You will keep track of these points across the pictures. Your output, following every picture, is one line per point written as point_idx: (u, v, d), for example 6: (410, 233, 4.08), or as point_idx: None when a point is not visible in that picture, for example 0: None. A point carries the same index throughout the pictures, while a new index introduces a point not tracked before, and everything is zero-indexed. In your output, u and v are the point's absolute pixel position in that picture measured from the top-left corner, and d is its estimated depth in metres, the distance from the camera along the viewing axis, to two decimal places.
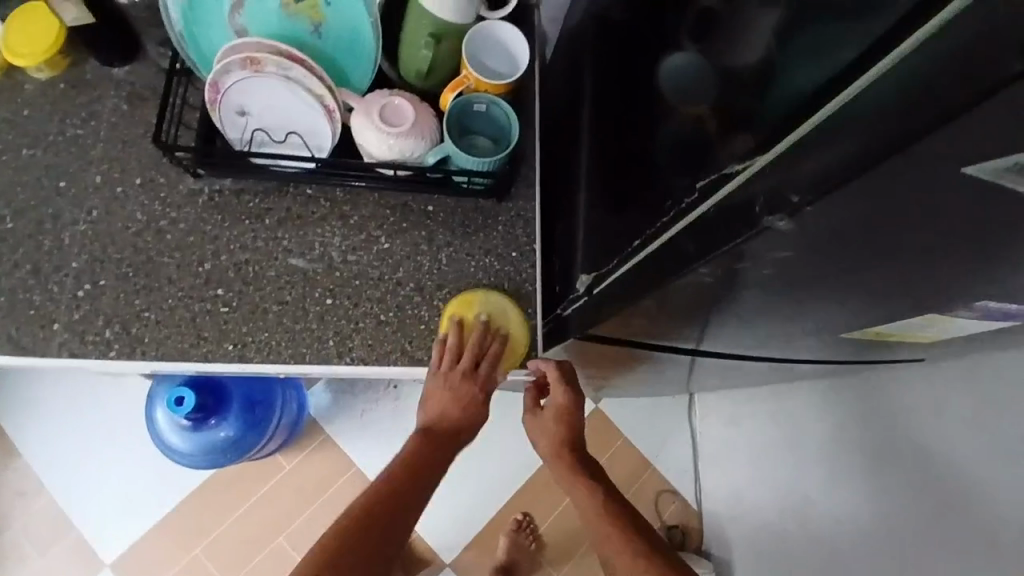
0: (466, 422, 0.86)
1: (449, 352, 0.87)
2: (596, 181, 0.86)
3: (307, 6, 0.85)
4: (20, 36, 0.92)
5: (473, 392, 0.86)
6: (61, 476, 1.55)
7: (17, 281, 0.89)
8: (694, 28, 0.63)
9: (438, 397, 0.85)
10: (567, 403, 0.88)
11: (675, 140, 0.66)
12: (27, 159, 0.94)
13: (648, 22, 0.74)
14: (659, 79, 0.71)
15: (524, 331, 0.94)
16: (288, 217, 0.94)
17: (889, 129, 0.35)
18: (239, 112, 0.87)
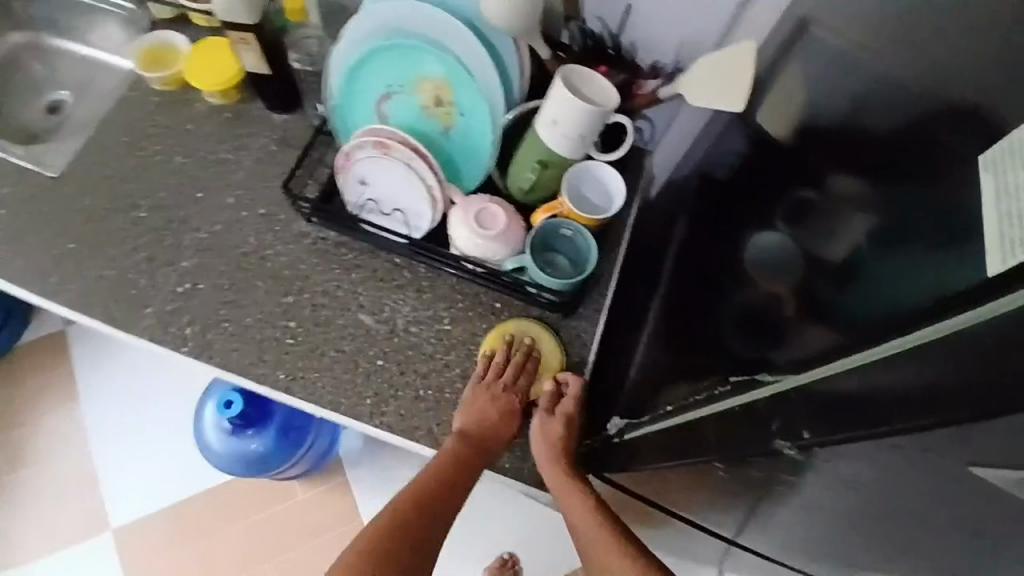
0: (497, 433, 0.93)
1: (491, 368, 0.96)
2: (660, 326, 0.97)
3: (443, 109, 0.96)
4: (208, 68, 1.08)
5: (510, 407, 0.95)
6: (118, 437, 1.72)
7: (130, 263, 1.01)
8: (791, 214, 0.73)
9: (477, 407, 0.93)
10: (573, 416, 0.94)
11: (748, 305, 0.75)
12: (178, 164, 1.07)
13: (745, 204, 0.85)
14: (747, 253, 0.80)
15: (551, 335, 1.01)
16: (372, 277, 1.04)
17: (931, 414, 0.37)
18: (359, 181, 0.98)
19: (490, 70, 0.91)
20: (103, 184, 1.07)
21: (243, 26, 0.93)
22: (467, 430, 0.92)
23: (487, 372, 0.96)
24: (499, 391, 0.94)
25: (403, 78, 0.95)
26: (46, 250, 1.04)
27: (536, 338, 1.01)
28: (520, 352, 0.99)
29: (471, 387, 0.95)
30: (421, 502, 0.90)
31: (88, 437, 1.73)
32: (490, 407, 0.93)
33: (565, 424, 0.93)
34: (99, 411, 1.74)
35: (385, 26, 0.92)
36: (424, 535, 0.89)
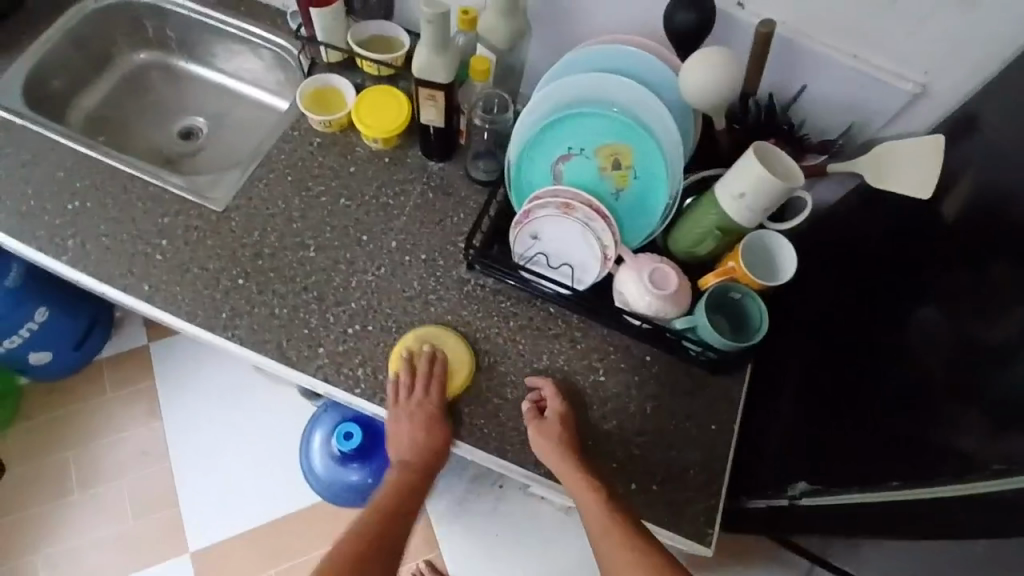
0: (422, 455, 0.97)
1: (403, 389, 0.98)
2: (810, 385, 1.03)
3: (620, 173, 1.00)
4: (376, 115, 1.12)
5: (430, 417, 0.97)
6: (207, 459, 1.74)
7: (300, 301, 1.03)
8: (952, 301, 0.80)
9: (399, 434, 0.98)
10: (564, 413, 0.97)
11: (918, 382, 0.82)
12: (343, 207, 1.11)
13: (903, 279, 0.91)
14: (911, 333, 0.86)
15: (466, 348, 1.03)
16: (529, 325, 1.07)
17: None
18: (532, 235, 1.02)
19: (676, 139, 0.96)
20: (270, 220, 1.08)
21: (438, 87, 0.98)
22: (409, 459, 0.99)
23: (400, 393, 0.98)
24: (412, 407, 0.96)
25: (586, 142, 0.99)
26: (215, 283, 1.03)
27: (450, 348, 1.02)
28: (438, 368, 0.99)
29: (393, 407, 0.97)
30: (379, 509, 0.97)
31: (175, 457, 1.75)
32: (406, 426, 0.96)
33: (560, 423, 0.96)
34: (189, 431, 1.77)
35: (575, 94, 0.97)
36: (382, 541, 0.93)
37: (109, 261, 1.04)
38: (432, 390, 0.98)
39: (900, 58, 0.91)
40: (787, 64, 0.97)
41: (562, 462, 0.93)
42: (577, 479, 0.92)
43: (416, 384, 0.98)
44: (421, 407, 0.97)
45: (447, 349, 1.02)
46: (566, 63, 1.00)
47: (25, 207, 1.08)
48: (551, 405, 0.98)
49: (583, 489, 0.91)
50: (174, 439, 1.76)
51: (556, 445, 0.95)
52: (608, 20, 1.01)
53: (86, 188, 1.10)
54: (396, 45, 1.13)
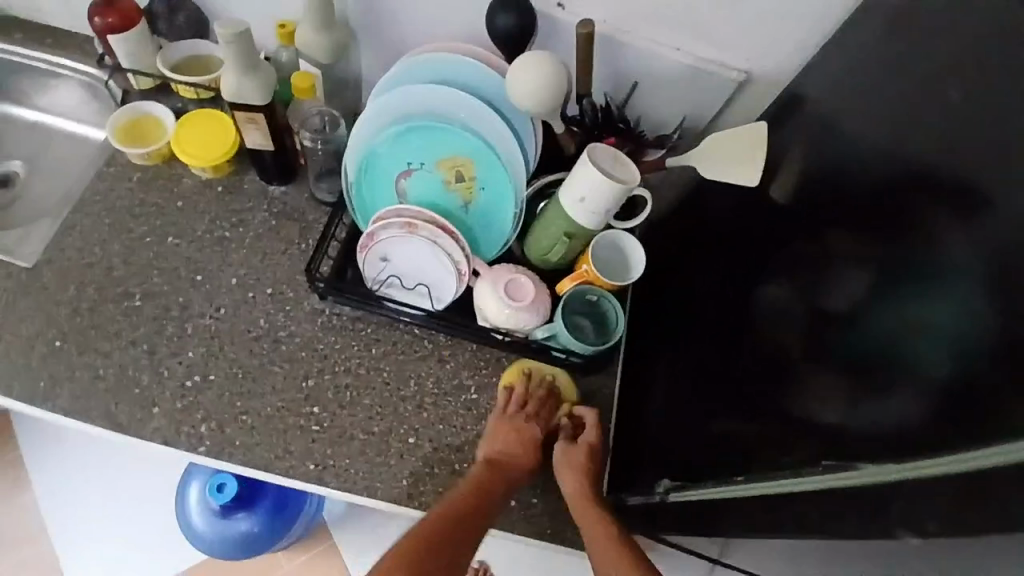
0: (520, 464, 0.90)
1: (514, 399, 0.95)
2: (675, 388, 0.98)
3: (464, 185, 0.96)
4: (198, 141, 1.02)
5: (530, 438, 0.92)
6: (78, 529, 1.57)
7: (128, 358, 0.93)
8: (795, 274, 0.80)
9: (501, 436, 0.92)
10: (594, 444, 0.92)
11: (767, 357, 0.81)
12: (171, 246, 1.01)
13: (747, 258, 0.91)
14: (759, 312, 0.86)
15: (573, 386, 1.00)
16: (393, 351, 1.02)
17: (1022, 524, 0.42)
18: (381, 258, 0.96)
19: (514, 146, 0.93)
20: (87, 272, 0.97)
21: (255, 109, 0.90)
22: (494, 460, 0.90)
23: (509, 403, 0.95)
24: (524, 421, 0.93)
25: (426, 156, 0.95)
26: (29, 350, 0.92)
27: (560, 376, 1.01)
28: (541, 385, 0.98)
29: (497, 415, 0.94)
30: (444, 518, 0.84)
31: (42, 533, 1.57)
32: (512, 439, 0.91)
33: (586, 454, 0.91)
34: (54, 503, 1.58)
35: (405, 106, 0.93)
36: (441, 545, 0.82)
37: None
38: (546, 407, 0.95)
39: (723, 46, 0.92)
40: (615, 61, 0.96)
41: (581, 494, 0.88)
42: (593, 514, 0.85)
43: (529, 403, 0.95)
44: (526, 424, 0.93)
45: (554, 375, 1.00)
46: (395, 76, 0.95)
47: None
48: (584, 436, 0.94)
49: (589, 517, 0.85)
50: (38, 513, 1.58)
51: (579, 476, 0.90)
52: (433, 27, 0.97)
53: None
54: (214, 65, 1.04)
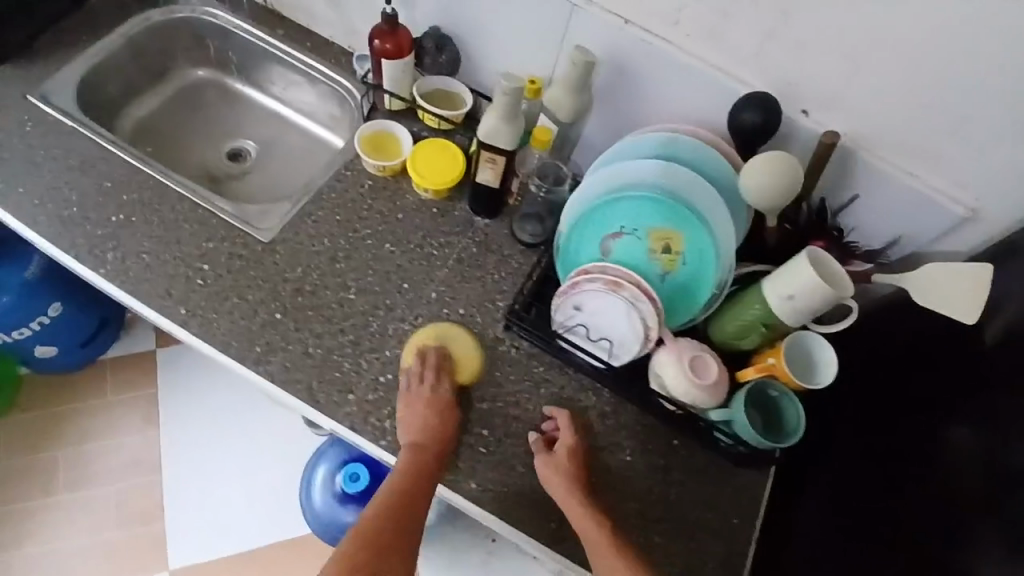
0: (440, 436, 0.96)
1: (414, 377, 1.00)
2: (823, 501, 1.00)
3: (669, 257, 1.00)
4: (430, 163, 1.14)
5: (443, 406, 0.98)
6: (199, 478, 1.69)
7: (335, 343, 1.02)
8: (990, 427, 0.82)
9: (411, 415, 0.96)
10: (576, 447, 0.97)
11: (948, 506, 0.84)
12: (387, 252, 1.11)
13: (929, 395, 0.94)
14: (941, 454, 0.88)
15: (477, 346, 1.07)
16: (560, 394, 1.06)
17: None
18: (574, 307, 1.01)
19: (732, 236, 0.98)
20: (314, 258, 1.08)
21: (501, 152, 0.99)
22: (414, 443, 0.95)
23: (410, 382, 0.99)
24: (428, 396, 0.97)
25: (640, 223, 1.00)
26: (252, 315, 1.02)
27: (456, 342, 1.06)
28: (435, 356, 1.02)
29: (403, 393, 0.98)
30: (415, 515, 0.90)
31: (167, 470, 1.70)
32: (422, 413, 0.96)
33: (568, 456, 0.96)
34: (185, 448, 1.72)
35: (640, 176, 0.99)
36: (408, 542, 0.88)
37: (148, 282, 1.02)
38: (440, 378, 1.00)
39: (959, 180, 0.93)
40: (841, 174, 1.00)
41: (567, 492, 0.93)
42: (576, 504, 0.92)
43: (426, 376, 0.99)
44: (435, 397, 0.98)
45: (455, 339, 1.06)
46: (635, 146, 1.01)
47: (67, 213, 1.06)
48: (563, 440, 0.99)
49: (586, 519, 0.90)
50: (168, 453, 1.72)
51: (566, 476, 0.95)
52: (673, 108, 1.03)
53: (132, 202, 1.08)
54: (459, 101, 1.15)
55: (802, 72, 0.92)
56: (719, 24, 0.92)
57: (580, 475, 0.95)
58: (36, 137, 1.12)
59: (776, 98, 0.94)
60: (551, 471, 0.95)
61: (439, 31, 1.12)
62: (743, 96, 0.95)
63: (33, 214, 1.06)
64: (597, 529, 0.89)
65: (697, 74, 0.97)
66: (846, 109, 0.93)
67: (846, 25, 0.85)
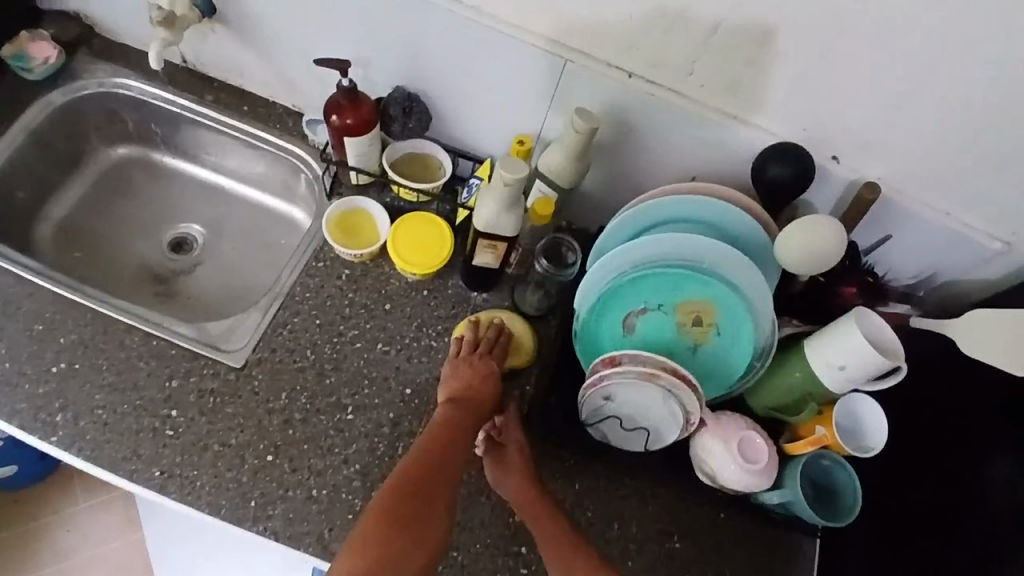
0: (479, 401, 0.91)
1: (468, 342, 0.96)
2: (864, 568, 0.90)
3: (700, 329, 0.91)
4: (412, 246, 1.02)
5: (489, 375, 0.93)
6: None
7: (341, 478, 0.90)
8: None
9: (461, 376, 0.92)
10: (524, 443, 0.90)
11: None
12: (380, 354, 0.99)
13: (973, 447, 0.84)
14: (996, 507, 0.79)
15: (529, 338, 1.01)
16: (595, 487, 0.97)
17: None
18: (604, 396, 0.91)
19: (770, 309, 0.88)
20: (298, 377, 0.95)
21: (502, 239, 0.88)
22: (454, 399, 0.90)
23: (462, 348, 0.95)
24: (479, 362, 0.93)
25: (665, 298, 0.90)
26: (240, 464, 0.88)
27: (512, 325, 1.02)
28: (495, 331, 0.98)
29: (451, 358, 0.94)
30: (426, 465, 0.81)
31: None
32: (474, 376, 0.91)
33: (521, 458, 0.89)
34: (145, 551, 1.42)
35: (663, 248, 0.88)
36: (425, 493, 0.78)
37: (108, 443, 0.87)
38: (496, 353, 0.96)
39: (999, 223, 0.85)
40: (872, 217, 0.89)
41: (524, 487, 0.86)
42: (539, 508, 0.85)
43: (480, 347, 0.95)
44: (484, 363, 0.94)
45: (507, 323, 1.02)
46: (655, 212, 0.90)
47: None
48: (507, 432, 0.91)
49: (545, 524, 0.84)
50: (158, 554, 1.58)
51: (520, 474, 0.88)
52: (683, 161, 0.92)
53: (72, 344, 0.92)
54: (437, 171, 1.02)
55: (830, 115, 0.81)
56: (733, 70, 0.80)
57: (535, 476, 0.88)
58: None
59: (804, 148, 0.83)
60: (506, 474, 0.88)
61: (405, 91, 0.97)
62: (765, 149, 0.84)
63: None
64: (556, 521, 0.84)
65: (710, 124, 0.85)
66: (879, 153, 0.83)
67: (881, 67, 0.74)
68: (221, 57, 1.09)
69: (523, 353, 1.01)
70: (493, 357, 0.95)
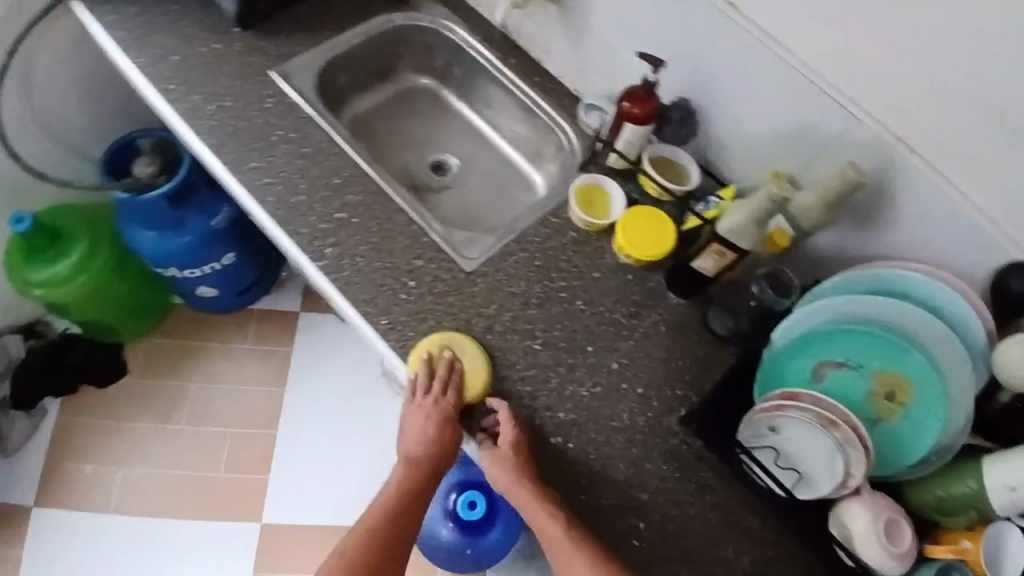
0: (439, 445, 1.00)
1: (419, 387, 1.01)
2: None
3: (888, 405, 0.94)
4: (638, 233, 1.12)
5: (443, 417, 1.00)
6: (331, 445, 1.76)
7: (516, 392, 1.04)
8: None
9: (417, 425, 1.00)
10: (517, 438, 0.98)
11: None
12: (577, 309, 1.11)
13: None
14: None
15: (484, 362, 1.04)
16: (723, 507, 1.02)
17: None
18: (772, 426, 0.97)
19: (965, 418, 0.89)
20: (510, 299, 1.10)
21: (735, 248, 0.97)
22: (411, 454, 1.02)
23: (416, 391, 1.00)
24: (431, 408, 0.99)
25: (866, 363, 0.95)
26: (444, 342, 1.06)
27: (466, 355, 1.04)
28: (444, 368, 1.01)
29: (408, 404, 1.00)
30: (393, 509, 1.01)
31: (282, 429, 1.77)
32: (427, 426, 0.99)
33: (509, 451, 0.97)
34: (310, 408, 1.79)
35: (880, 315, 0.93)
36: (400, 526, 1.01)
37: (357, 283, 1.06)
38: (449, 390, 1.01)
39: None
40: None
41: (514, 487, 0.96)
42: (531, 498, 0.95)
43: (433, 386, 1.01)
44: (436, 405, 1.00)
45: (459, 356, 1.03)
46: (885, 279, 0.95)
47: (295, 200, 1.11)
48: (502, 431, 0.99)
49: (541, 517, 0.94)
50: (286, 412, 1.79)
51: (514, 470, 0.97)
52: (929, 247, 0.95)
53: (355, 204, 1.12)
54: (683, 175, 1.13)
55: None
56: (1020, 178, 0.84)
57: (523, 467, 0.97)
58: (266, 114, 1.17)
59: None
60: (496, 466, 0.97)
61: (688, 103, 1.09)
62: (1017, 261, 0.87)
63: (263, 192, 1.11)
64: (548, 512, 0.94)
65: (976, 226, 0.88)
66: None
67: None
68: (538, 31, 1.27)
69: (473, 391, 1.02)
70: (444, 400, 1.01)
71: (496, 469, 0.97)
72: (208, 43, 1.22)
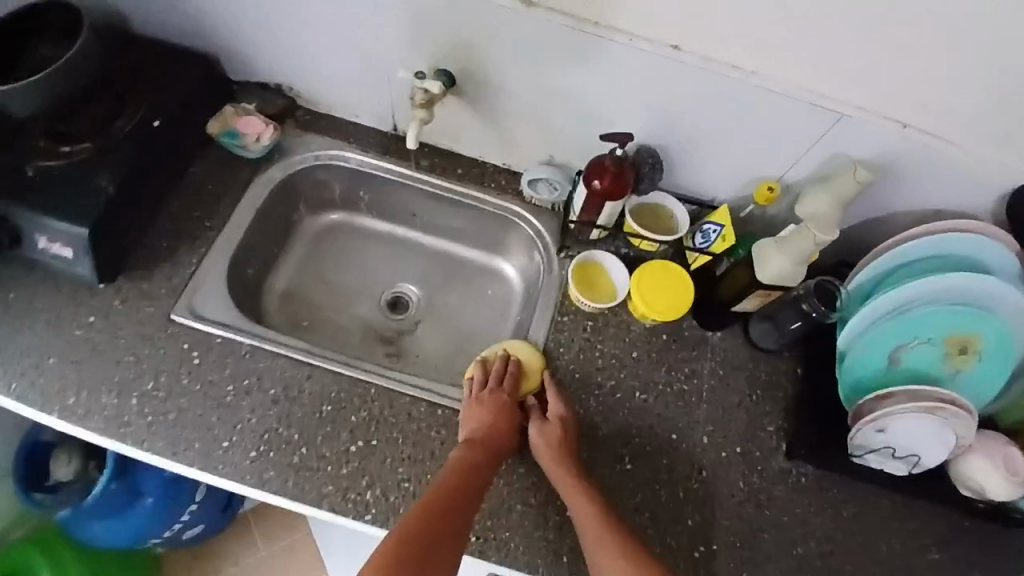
0: (495, 431, 0.93)
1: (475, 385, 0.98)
2: None
3: (964, 359, 0.93)
4: (655, 295, 1.04)
5: (500, 407, 0.95)
6: None
7: (638, 524, 0.95)
8: None
9: (474, 416, 0.94)
10: (565, 416, 0.96)
11: None
12: (641, 403, 1.02)
13: None
14: None
15: (539, 354, 1.03)
16: (864, 513, 0.99)
17: None
18: (878, 430, 0.93)
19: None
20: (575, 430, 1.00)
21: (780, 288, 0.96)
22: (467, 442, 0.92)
23: (472, 388, 0.98)
24: (486, 397, 0.96)
25: (937, 333, 0.92)
26: (545, 520, 0.92)
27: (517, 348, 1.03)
28: (499, 364, 1.00)
29: (466, 400, 0.97)
30: (446, 494, 0.84)
31: None
32: (484, 416, 0.94)
33: (560, 423, 0.94)
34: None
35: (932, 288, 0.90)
36: (449, 524, 0.82)
37: None
38: (505, 382, 0.98)
39: None
40: None
41: (558, 469, 0.90)
42: (574, 485, 0.89)
43: (490, 381, 0.98)
44: (492, 397, 0.96)
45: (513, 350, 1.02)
46: (924, 247, 0.92)
47: (296, 457, 0.92)
48: (552, 408, 0.97)
49: (579, 499, 0.87)
50: None
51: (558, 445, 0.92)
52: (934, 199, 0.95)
53: (364, 421, 0.96)
54: (668, 217, 1.05)
55: None
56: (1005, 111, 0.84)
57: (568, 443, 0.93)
58: (202, 374, 0.96)
59: None
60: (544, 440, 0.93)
61: (649, 149, 1.00)
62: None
63: (258, 470, 0.91)
64: (587, 501, 0.87)
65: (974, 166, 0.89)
66: None
67: None
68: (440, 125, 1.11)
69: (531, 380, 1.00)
70: (501, 390, 0.97)
71: (542, 434, 0.93)
72: (81, 321, 0.97)
